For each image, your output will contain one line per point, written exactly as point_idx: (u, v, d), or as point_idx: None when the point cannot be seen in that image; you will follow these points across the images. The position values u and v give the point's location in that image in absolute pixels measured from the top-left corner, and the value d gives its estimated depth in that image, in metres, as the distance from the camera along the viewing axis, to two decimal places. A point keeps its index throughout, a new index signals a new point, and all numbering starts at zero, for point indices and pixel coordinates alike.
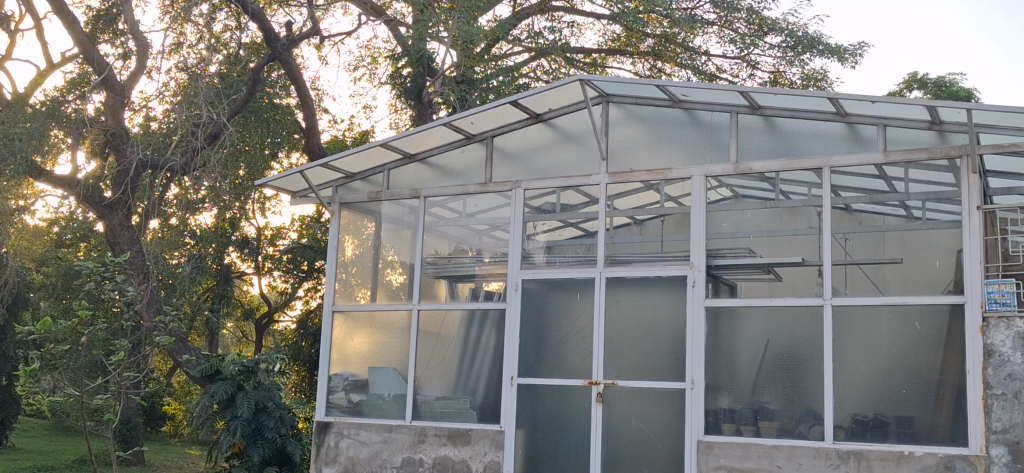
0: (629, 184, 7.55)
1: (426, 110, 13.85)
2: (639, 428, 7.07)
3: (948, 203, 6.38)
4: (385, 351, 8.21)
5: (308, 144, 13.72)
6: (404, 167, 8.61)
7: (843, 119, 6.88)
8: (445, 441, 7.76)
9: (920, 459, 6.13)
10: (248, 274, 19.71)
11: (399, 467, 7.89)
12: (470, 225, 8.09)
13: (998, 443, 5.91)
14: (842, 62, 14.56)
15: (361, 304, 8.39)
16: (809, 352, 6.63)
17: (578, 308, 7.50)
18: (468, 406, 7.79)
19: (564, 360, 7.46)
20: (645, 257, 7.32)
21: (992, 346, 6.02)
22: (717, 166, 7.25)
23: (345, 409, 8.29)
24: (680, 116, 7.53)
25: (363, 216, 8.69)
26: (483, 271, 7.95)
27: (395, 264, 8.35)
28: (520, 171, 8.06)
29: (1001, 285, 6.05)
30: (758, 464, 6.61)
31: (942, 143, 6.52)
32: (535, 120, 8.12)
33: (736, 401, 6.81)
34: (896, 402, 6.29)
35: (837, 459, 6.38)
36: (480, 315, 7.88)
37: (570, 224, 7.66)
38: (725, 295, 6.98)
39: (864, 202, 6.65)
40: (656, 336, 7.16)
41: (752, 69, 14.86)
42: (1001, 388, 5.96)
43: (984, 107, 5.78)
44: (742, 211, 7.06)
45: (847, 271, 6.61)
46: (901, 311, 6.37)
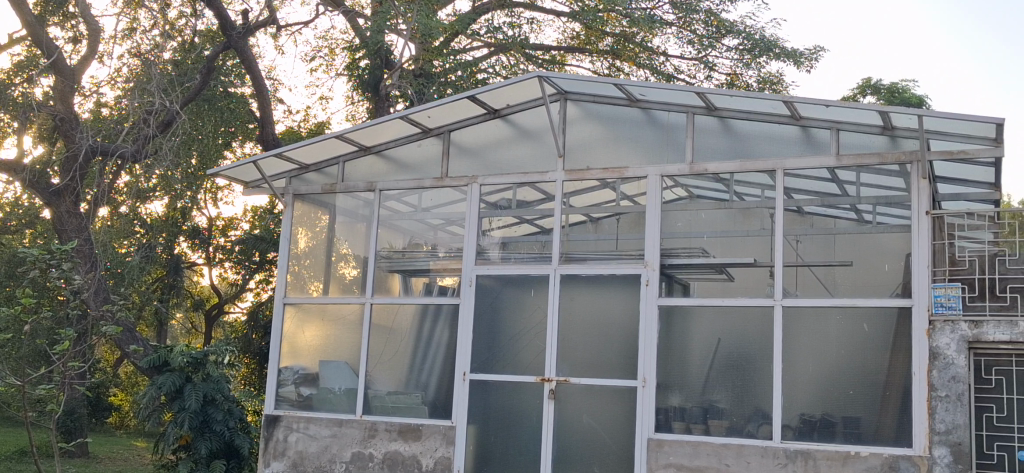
0: (585, 182, 7.56)
1: (382, 103, 13.78)
2: (590, 425, 7.09)
3: (898, 207, 6.47)
4: (336, 345, 8.15)
5: (262, 135, 13.59)
6: (360, 160, 8.55)
7: (797, 123, 6.95)
8: (395, 437, 7.72)
9: (866, 459, 6.24)
10: (198, 265, 19.48)
11: (349, 462, 7.84)
12: (425, 220, 8.05)
13: (941, 444, 6.00)
14: (797, 66, 14.70)
15: (313, 297, 8.31)
16: (759, 352, 6.70)
17: (532, 305, 7.50)
18: (419, 401, 7.76)
19: (517, 357, 7.45)
20: (599, 255, 7.33)
21: (937, 348, 6.12)
22: (673, 166, 7.27)
23: (294, 403, 8.22)
24: (637, 115, 7.55)
25: (317, 208, 8.60)
26: (437, 266, 7.92)
27: (348, 257, 8.28)
28: (476, 167, 8.03)
29: (948, 289, 6.17)
30: (707, 462, 6.68)
31: (894, 148, 6.62)
32: (492, 115, 8.08)
33: (687, 400, 6.86)
34: (844, 402, 6.39)
35: (784, 458, 6.46)
36: (433, 309, 7.85)
37: (526, 220, 7.66)
38: (678, 295, 7.02)
39: (816, 204, 6.73)
40: (609, 334, 7.17)
41: (709, 71, 14.97)
42: (944, 390, 6.04)
43: (935, 114, 5.86)
44: (696, 211, 7.10)
45: (799, 273, 6.69)
46: (850, 313, 6.46)
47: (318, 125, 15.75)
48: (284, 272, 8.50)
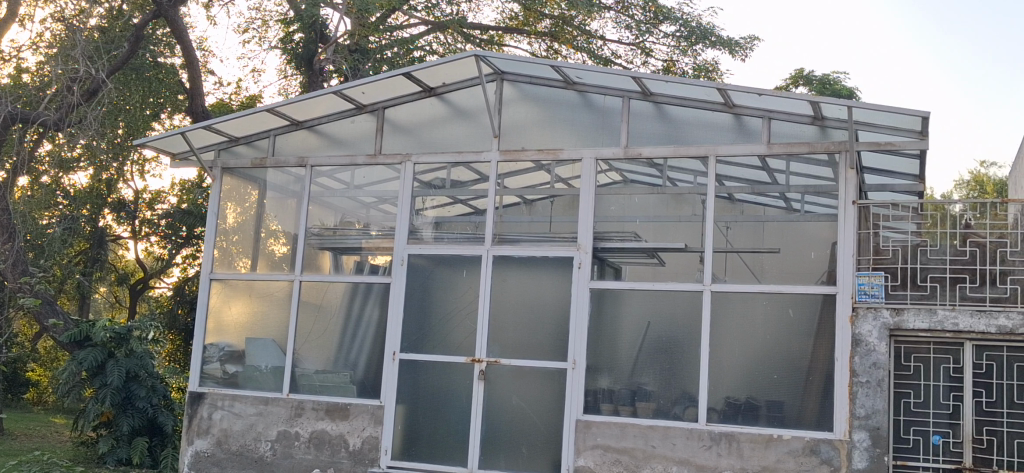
0: (519, 163, 7.54)
1: (315, 78, 13.59)
2: (519, 406, 7.12)
3: (826, 197, 6.59)
4: (263, 322, 8.03)
5: (192, 106, 13.33)
6: (291, 134, 8.40)
7: (730, 110, 7.02)
8: (322, 416, 7.65)
9: (788, 442, 6.39)
10: (124, 239, 19.03)
11: (274, 440, 7.75)
12: (358, 197, 7.95)
13: (860, 429, 6.20)
14: (732, 54, 14.88)
15: (241, 274, 8.16)
16: (687, 336, 6.79)
17: (465, 286, 7.47)
18: (348, 380, 7.70)
19: (447, 337, 7.44)
20: (532, 238, 7.33)
21: (860, 335, 6.29)
22: (608, 150, 7.29)
23: (219, 380, 8.10)
24: (573, 98, 7.53)
25: (245, 183, 8.44)
26: (369, 245, 7.84)
27: (278, 233, 8.13)
28: (410, 145, 7.95)
29: (872, 278, 6.35)
30: (634, 444, 6.77)
31: (823, 139, 6.73)
32: (427, 93, 7.98)
33: (616, 382, 6.93)
34: (768, 387, 6.52)
35: (709, 441, 6.58)
36: (364, 288, 7.77)
37: (459, 200, 7.62)
38: (609, 278, 7.06)
39: (746, 192, 6.81)
40: (541, 316, 7.20)
41: (646, 56, 15.05)
42: (865, 376, 6.23)
43: (865, 105, 5.96)
44: (629, 196, 7.13)
45: (728, 259, 6.77)
46: (777, 299, 6.58)
47: (249, 98, 15.42)
48: (211, 247, 8.32)
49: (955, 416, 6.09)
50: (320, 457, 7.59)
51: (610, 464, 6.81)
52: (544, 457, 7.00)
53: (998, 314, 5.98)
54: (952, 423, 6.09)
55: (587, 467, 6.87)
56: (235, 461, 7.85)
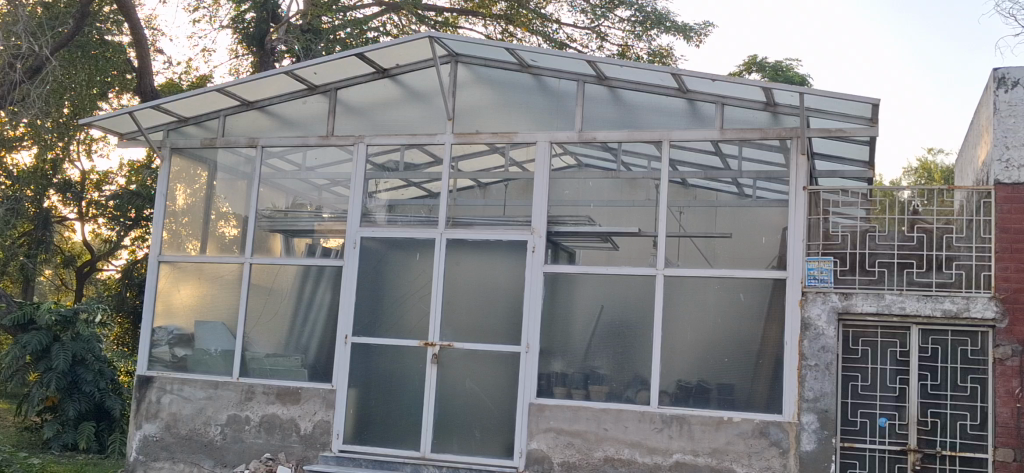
0: (473, 145, 7.49)
1: (267, 57, 13.61)
2: (473, 390, 7.13)
3: (777, 183, 6.68)
4: (212, 305, 7.94)
5: (140, 85, 13.09)
6: (242, 114, 8.27)
7: (684, 96, 7.05)
8: (273, 400, 7.59)
9: (738, 424, 6.47)
10: (70, 220, 18.67)
11: (224, 424, 7.67)
12: (309, 179, 7.87)
13: (808, 411, 6.30)
14: (686, 40, 14.94)
15: (191, 256, 8.05)
16: (640, 320, 6.84)
17: (419, 269, 7.44)
18: (299, 364, 7.64)
19: (400, 320, 7.41)
20: (486, 221, 7.31)
21: (809, 319, 6.40)
22: (563, 133, 7.28)
23: (168, 364, 7.99)
24: (528, 81, 7.50)
25: (194, 164, 8.31)
26: (322, 228, 7.76)
27: (229, 215, 8.05)
28: (363, 127, 7.87)
29: (821, 263, 6.45)
30: (587, 427, 6.80)
31: (775, 124, 6.81)
32: (380, 75, 7.89)
33: (569, 366, 6.95)
34: (719, 370, 6.60)
35: (660, 423, 6.64)
36: (316, 271, 7.71)
37: (413, 184, 7.58)
38: (563, 262, 7.05)
39: (699, 177, 6.85)
40: (494, 300, 7.20)
41: (602, 40, 15.06)
42: (814, 359, 6.34)
43: (816, 92, 6.02)
44: (584, 180, 7.13)
45: (680, 243, 6.81)
46: (728, 284, 6.66)
47: (199, 78, 15.16)
48: (160, 228, 8.20)
49: (901, 399, 6.20)
50: (271, 441, 7.53)
51: (563, 447, 6.83)
52: (496, 440, 7.02)
53: (944, 298, 6.13)
54: (898, 406, 6.20)
55: (540, 450, 6.88)
56: (184, 446, 7.74)
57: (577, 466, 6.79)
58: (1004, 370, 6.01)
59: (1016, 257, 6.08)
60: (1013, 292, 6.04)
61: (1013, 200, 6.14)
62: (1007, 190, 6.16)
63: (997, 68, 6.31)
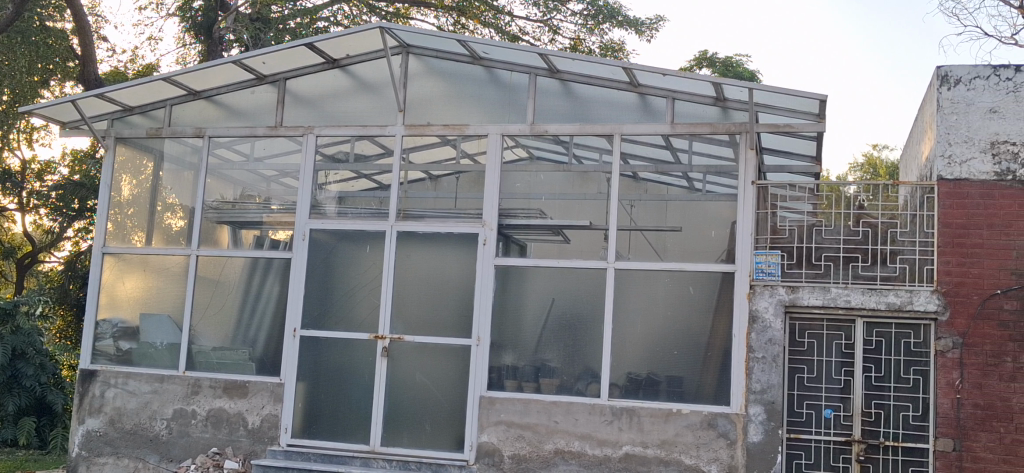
0: (425, 138, 7.46)
1: (215, 46, 13.34)
2: (423, 383, 7.11)
3: (726, 177, 6.74)
4: (158, 298, 7.81)
5: (83, 73, 12.81)
6: (189, 104, 8.13)
7: (635, 90, 7.08)
8: (220, 394, 7.49)
9: (686, 416, 6.53)
10: (9, 211, 18.23)
11: (170, 418, 7.56)
12: (257, 170, 7.78)
13: (756, 403, 6.38)
14: (638, 34, 15.00)
15: (136, 248, 7.92)
16: (590, 313, 6.86)
17: (368, 262, 7.38)
18: (246, 357, 7.56)
19: (350, 313, 7.35)
20: (437, 214, 7.28)
21: (757, 312, 6.48)
22: (514, 126, 7.26)
23: (113, 357, 7.85)
24: (480, 73, 7.47)
25: (140, 154, 8.17)
26: (271, 220, 7.67)
27: (175, 207, 7.91)
28: (313, 118, 7.79)
29: (768, 256, 6.53)
30: (537, 420, 6.81)
31: (725, 119, 6.87)
32: (330, 65, 7.80)
33: (519, 359, 6.97)
34: (668, 363, 6.65)
35: (610, 415, 6.68)
36: (264, 263, 7.62)
37: (363, 175, 7.50)
38: (514, 255, 7.07)
39: (650, 171, 6.89)
40: (445, 292, 7.18)
41: (553, 34, 15.06)
42: (761, 352, 6.43)
43: (765, 87, 6.08)
44: (535, 173, 7.13)
45: (631, 237, 6.85)
46: (678, 277, 6.71)
47: (145, 67, 14.87)
48: (104, 219, 8.04)
49: (846, 391, 6.31)
50: (218, 436, 7.43)
51: (513, 440, 6.84)
52: (447, 433, 7.01)
53: (888, 292, 6.24)
54: (842, 397, 6.31)
55: (490, 443, 6.88)
56: (129, 440, 7.62)
57: (527, 459, 6.79)
58: (945, 362, 6.12)
59: (958, 251, 6.20)
60: (955, 286, 6.16)
61: (955, 196, 6.26)
62: (950, 186, 6.28)
63: (940, 66, 6.41)
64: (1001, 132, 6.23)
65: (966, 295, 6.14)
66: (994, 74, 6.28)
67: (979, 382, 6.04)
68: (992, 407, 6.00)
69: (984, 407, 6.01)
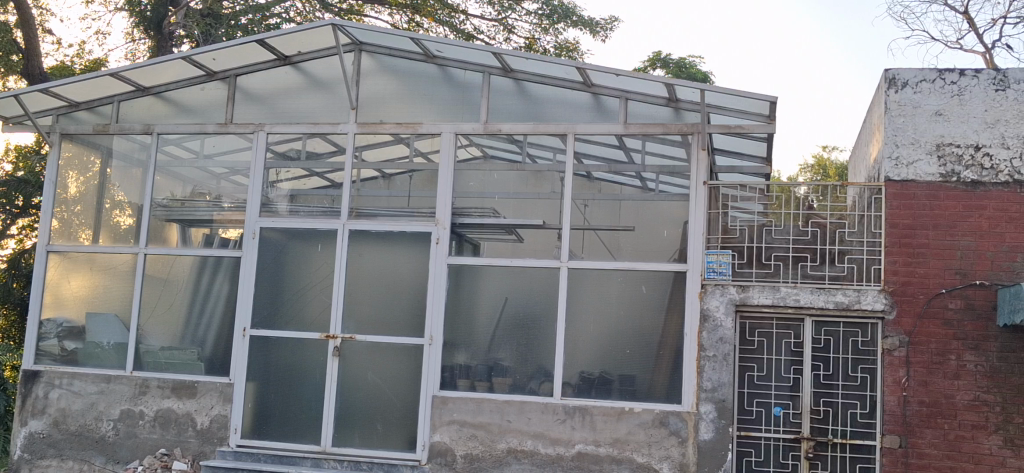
0: (378, 135, 7.41)
1: (165, 42, 13.15)
2: (375, 382, 7.07)
3: (679, 177, 6.80)
4: (105, 296, 7.69)
5: (29, 66, 12.56)
6: (137, 100, 8.00)
7: (588, 90, 7.10)
8: (168, 394, 7.38)
9: (639, 415, 6.57)
10: None
11: (117, 419, 7.43)
12: (207, 168, 7.68)
13: (706, 401, 6.44)
14: (593, 35, 15.07)
15: (82, 246, 7.78)
16: (543, 311, 6.87)
17: (320, 261, 7.32)
18: (194, 357, 7.46)
19: (301, 312, 7.29)
20: (391, 212, 7.24)
21: (708, 311, 6.53)
22: (467, 125, 7.25)
23: (57, 358, 7.70)
24: (433, 71, 7.44)
25: (86, 150, 8.03)
26: (220, 218, 7.59)
27: (123, 204, 7.80)
28: (264, 115, 7.71)
29: (720, 256, 6.59)
30: (490, 419, 6.81)
31: (677, 120, 6.92)
32: (282, 62, 7.72)
33: (472, 358, 6.96)
34: (620, 361, 6.69)
35: (563, 414, 6.69)
36: (213, 262, 7.53)
37: (316, 173, 7.44)
38: (467, 254, 7.06)
39: (604, 171, 6.93)
40: (398, 291, 7.15)
41: (508, 33, 15.06)
42: (712, 350, 6.48)
43: (716, 88, 6.13)
44: (489, 172, 7.13)
45: (584, 236, 6.87)
46: (631, 276, 6.75)
47: (92, 62, 14.59)
48: (49, 217, 7.88)
49: (796, 389, 6.39)
50: (166, 436, 7.33)
51: (466, 439, 6.82)
52: (400, 433, 6.98)
53: (836, 292, 6.34)
54: (792, 395, 6.39)
55: (443, 443, 6.86)
56: (73, 442, 7.48)
57: (480, 458, 6.78)
58: (892, 360, 6.23)
59: (905, 251, 6.31)
60: (901, 285, 6.27)
61: (902, 197, 6.37)
62: (897, 187, 6.39)
63: (888, 69, 6.52)
64: (946, 135, 6.35)
65: (913, 294, 6.25)
66: (940, 78, 6.41)
67: (925, 380, 6.15)
68: (937, 404, 6.11)
69: (929, 404, 6.13)
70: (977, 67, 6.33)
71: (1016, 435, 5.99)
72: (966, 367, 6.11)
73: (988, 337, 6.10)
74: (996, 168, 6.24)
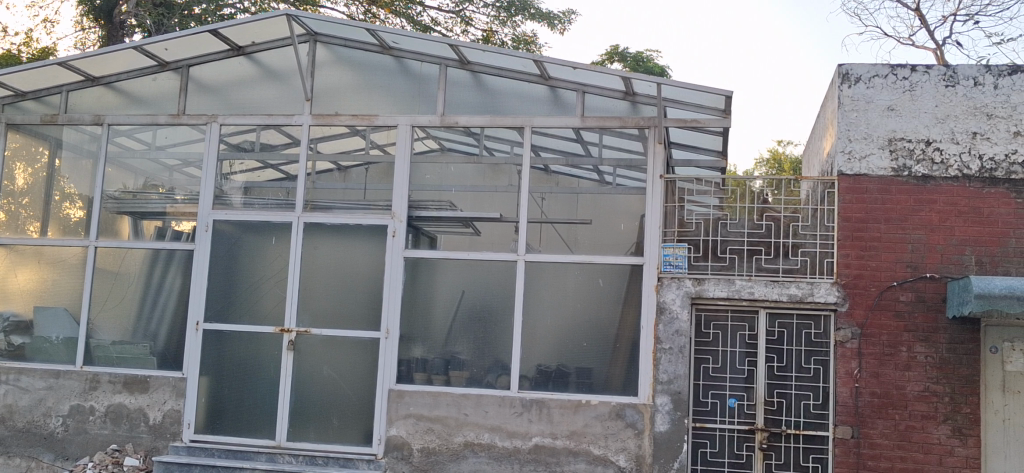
0: (333, 128, 7.35)
1: (116, 31, 12.91)
2: (331, 376, 7.02)
3: (636, 171, 6.83)
4: (54, 290, 7.55)
5: None
6: (86, 90, 7.85)
7: (545, 83, 7.09)
8: (120, 389, 7.26)
9: (595, 407, 6.59)
10: None
11: (66, 415, 7.30)
12: (159, 159, 7.56)
13: (662, 393, 6.48)
14: (551, 28, 15.07)
15: (30, 238, 7.63)
16: (501, 305, 6.87)
17: (274, 254, 7.25)
18: (147, 352, 7.35)
19: (255, 305, 7.21)
20: (346, 205, 7.19)
21: (664, 303, 6.57)
22: (424, 117, 7.22)
23: (4, 353, 7.56)
24: (389, 63, 7.39)
25: (34, 141, 7.87)
26: (173, 210, 7.48)
27: (74, 196, 7.66)
28: (217, 106, 7.61)
29: (676, 249, 6.62)
30: (446, 412, 6.78)
31: (633, 114, 6.95)
32: (235, 52, 7.62)
33: (429, 351, 6.94)
34: (578, 354, 6.71)
35: (520, 407, 6.68)
36: (165, 255, 7.42)
37: (270, 165, 7.36)
38: (424, 247, 7.03)
39: (561, 164, 6.92)
40: (355, 284, 7.10)
41: (466, 25, 15.01)
42: (668, 343, 6.52)
43: (673, 82, 6.17)
44: (446, 164, 7.10)
45: (542, 229, 6.88)
46: (588, 269, 6.77)
47: (40, 50, 14.29)
48: None
49: (750, 380, 6.45)
50: (118, 432, 7.22)
51: (423, 433, 6.80)
52: (356, 427, 6.94)
53: (790, 284, 6.40)
54: (746, 387, 6.45)
55: (399, 437, 6.83)
56: (22, 439, 7.34)
57: (437, 452, 6.76)
58: (844, 352, 6.31)
59: (857, 245, 6.39)
60: (853, 278, 6.35)
61: (854, 191, 6.45)
62: (849, 181, 6.46)
63: (841, 64, 6.59)
64: (898, 130, 6.44)
65: (864, 287, 6.33)
66: (892, 73, 6.49)
67: (877, 371, 6.24)
68: (888, 395, 6.21)
69: (880, 395, 6.22)
70: (928, 63, 6.42)
71: (964, 424, 6.10)
72: (917, 359, 6.20)
73: (938, 329, 6.20)
74: (947, 163, 6.33)
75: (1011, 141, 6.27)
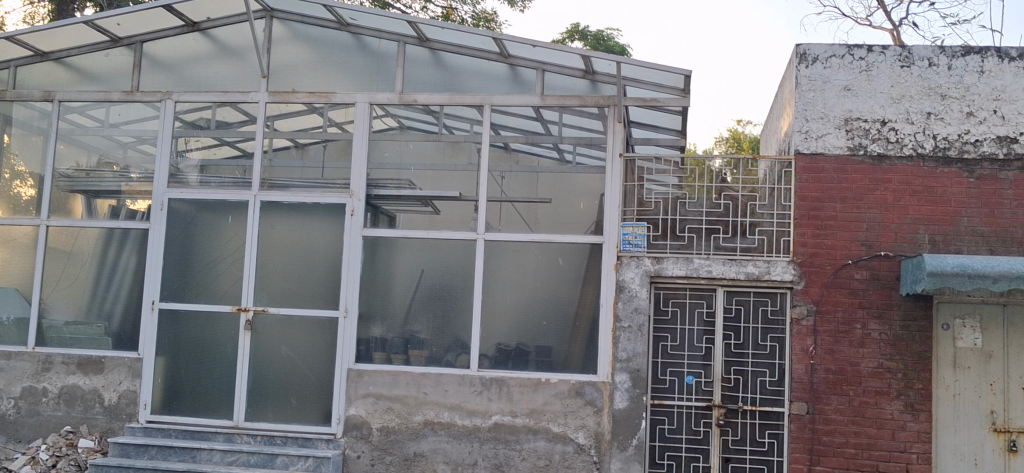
0: (290, 105, 7.27)
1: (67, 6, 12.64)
2: (289, 356, 6.97)
3: (596, 149, 6.83)
4: (5, 270, 7.42)
5: None
6: (36, 65, 7.69)
7: (505, 61, 7.05)
8: (74, 370, 7.16)
9: (555, 385, 6.62)
10: None
11: (19, 397, 7.20)
12: (113, 136, 7.43)
13: (621, 371, 6.52)
14: (511, 5, 15.00)
15: None
16: (460, 283, 6.86)
17: (231, 233, 7.17)
18: (101, 332, 7.25)
19: (212, 285, 7.14)
20: (304, 183, 7.13)
21: (623, 282, 6.59)
22: (382, 95, 7.16)
23: None
24: (347, 39, 7.29)
25: None
26: (128, 189, 7.36)
27: (24, 174, 7.53)
28: (172, 83, 7.46)
29: (635, 228, 6.65)
30: (406, 391, 6.77)
31: (593, 92, 6.94)
32: (190, 28, 7.47)
33: (389, 330, 6.92)
34: (537, 332, 6.73)
35: (480, 386, 6.69)
36: (119, 233, 7.31)
37: (226, 142, 7.28)
38: (383, 226, 6.99)
39: (521, 142, 6.92)
40: (312, 263, 7.04)
41: (425, 2, 14.89)
42: (627, 321, 6.55)
43: (633, 61, 6.19)
44: (405, 142, 7.06)
45: (502, 208, 6.87)
46: (548, 248, 6.78)
47: None
48: None
49: (707, 358, 6.51)
50: (72, 414, 7.12)
51: (382, 412, 6.78)
52: (315, 406, 6.91)
53: (748, 263, 6.45)
54: (704, 364, 6.51)
55: (359, 416, 6.81)
56: None
57: (396, 431, 6.75)
58: (800, 329, 6.39)
59: (814, 223, 6.45)
60: (809, 256, 6.42)
61: (811, 170, 6.51)
62: (806, 160, 6.52)
63: (799, 44, 6.63)
64: (855, 109, 6.50)
65: (820, 266, 6.40)
66: (849, 53, 6.55)
67: (831, 348, 6.33)
68: (843, 372, 6.30)
69: (835, 372, 6.31)
70: (884, 43, 6.48)
71: (917, 400, 6.21)
72: (871, 336, 6.30)
73: (892, 306, 6.29)
74: (902, 142, 6.41)
75: (965, 122, 6.36)
